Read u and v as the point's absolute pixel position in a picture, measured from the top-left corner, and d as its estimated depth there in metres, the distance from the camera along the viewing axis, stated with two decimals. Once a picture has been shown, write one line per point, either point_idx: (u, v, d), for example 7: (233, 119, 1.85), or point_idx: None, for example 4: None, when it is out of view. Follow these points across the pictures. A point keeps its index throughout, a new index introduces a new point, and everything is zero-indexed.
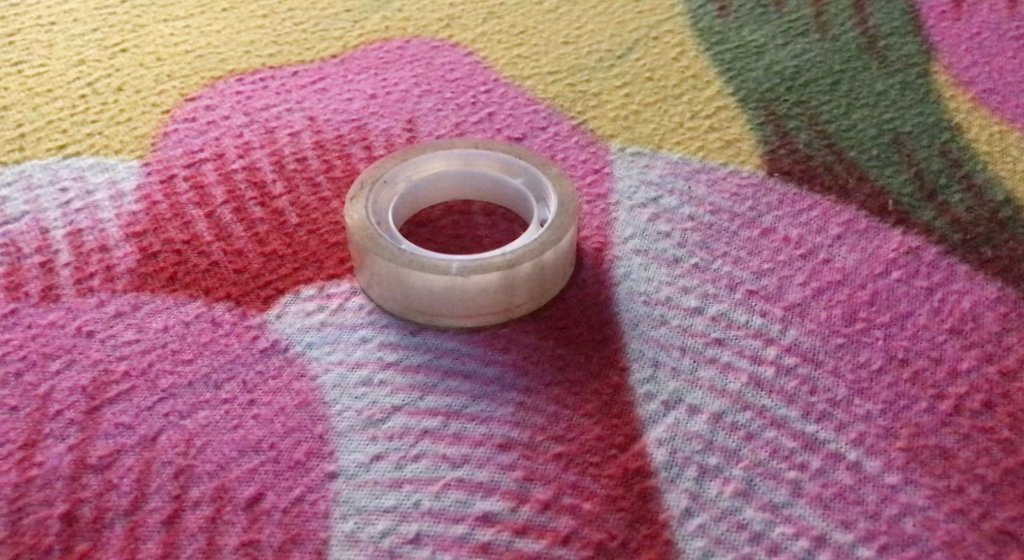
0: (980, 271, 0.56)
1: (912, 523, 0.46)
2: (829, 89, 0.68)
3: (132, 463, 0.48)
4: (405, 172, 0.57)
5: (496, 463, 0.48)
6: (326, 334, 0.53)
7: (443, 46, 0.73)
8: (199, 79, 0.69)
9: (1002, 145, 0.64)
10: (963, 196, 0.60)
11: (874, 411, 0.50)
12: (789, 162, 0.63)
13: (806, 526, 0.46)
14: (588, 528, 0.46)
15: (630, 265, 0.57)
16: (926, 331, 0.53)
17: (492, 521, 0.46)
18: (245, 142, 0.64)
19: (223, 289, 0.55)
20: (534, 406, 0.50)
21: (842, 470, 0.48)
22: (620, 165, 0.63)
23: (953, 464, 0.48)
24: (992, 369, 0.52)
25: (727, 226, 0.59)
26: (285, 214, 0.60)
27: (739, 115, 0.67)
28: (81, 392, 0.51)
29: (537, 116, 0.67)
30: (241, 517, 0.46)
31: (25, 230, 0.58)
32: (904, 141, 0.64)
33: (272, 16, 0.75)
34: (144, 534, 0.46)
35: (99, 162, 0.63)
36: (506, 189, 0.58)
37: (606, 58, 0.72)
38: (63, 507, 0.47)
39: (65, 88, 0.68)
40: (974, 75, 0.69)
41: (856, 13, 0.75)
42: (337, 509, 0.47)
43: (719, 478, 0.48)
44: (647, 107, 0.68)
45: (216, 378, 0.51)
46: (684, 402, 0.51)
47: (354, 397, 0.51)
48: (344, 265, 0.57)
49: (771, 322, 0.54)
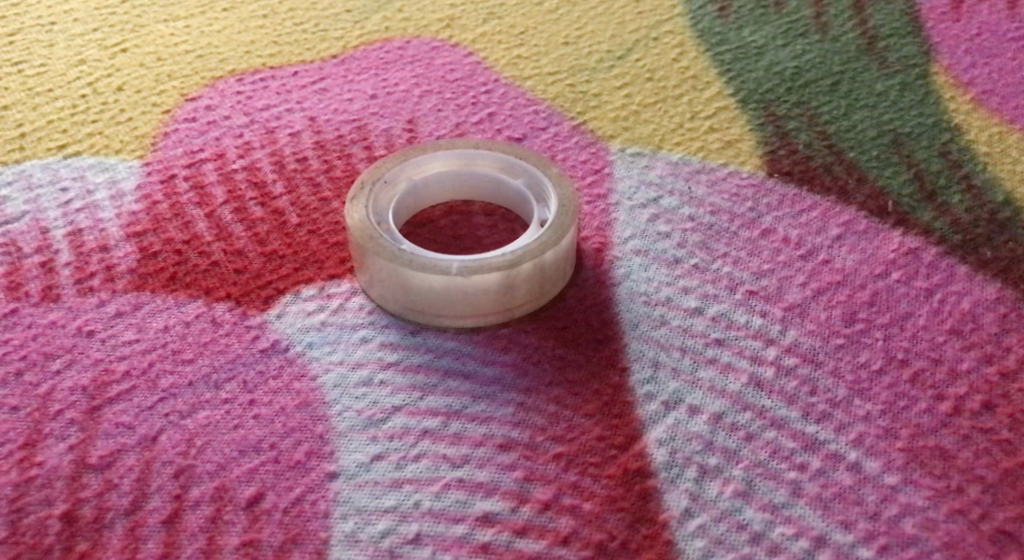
0: (979, 272, 0.56)
1: (912, 523, 0.46)
2: (829, 90, 0.68)
3: (133, 463, 0.48)
4: (406, 173, 0.57)
5: (496, 463, 0.48)
6: (326, 334, 0.53)
7: (443, 46, 0.73)
8: (199, 80, 0.69)
9: (1002, 146, 0.64)
10: (963, 197, 0.60)
11: (874, 411, 0.50)
12: (789, 163, 0.63)
13: (806, 526, 0.46)
14: (588, 528, 0.46)
15: (630, 265, 0.57)
16: (926, 332, 0.53)
17: (492, 521, 0.46)
18: (245, 142, 0.64)
19: (223, 289, 0.55)
20: (534, 407, 0.51)
21: (842, 470, 0.48)
22: (620, 166, 0.63)
23: (952, 465, 0.48)
24: (992, 370, 0.52)
25: (727, 226, 0.59)
26: (285, 214, 0.60)
27: (739, 116, 0.67)
28: (81, 392, 0.51)
29: (537, 117, 0.67)
30: (241, 517, 0.47)
31: (25, 230, 0.58)
32: (904, 142, 0.64)
33: (272, 16, 0.75)
34: (144, 533, 0.46)
35: (100, 162, 0.63)
36: (506, 190, 0.58)
37: (607, 59, 0.72)
38: (63, 507, 0.47)
39: (65, 88, 0.68)
40: (974, 76, 0.69)
41: (856, 14, 0.75)
42: (337, 509, 0.47)
43: (719, 478, 0.48)
44: (647, 108, 0.68)
45: (217, 378, 0.51)
46: (684, 402, 0.51)
47: (354, 397, 0.51)
48: (344, 264, 0.57)
49: (771, 322, 0.54)
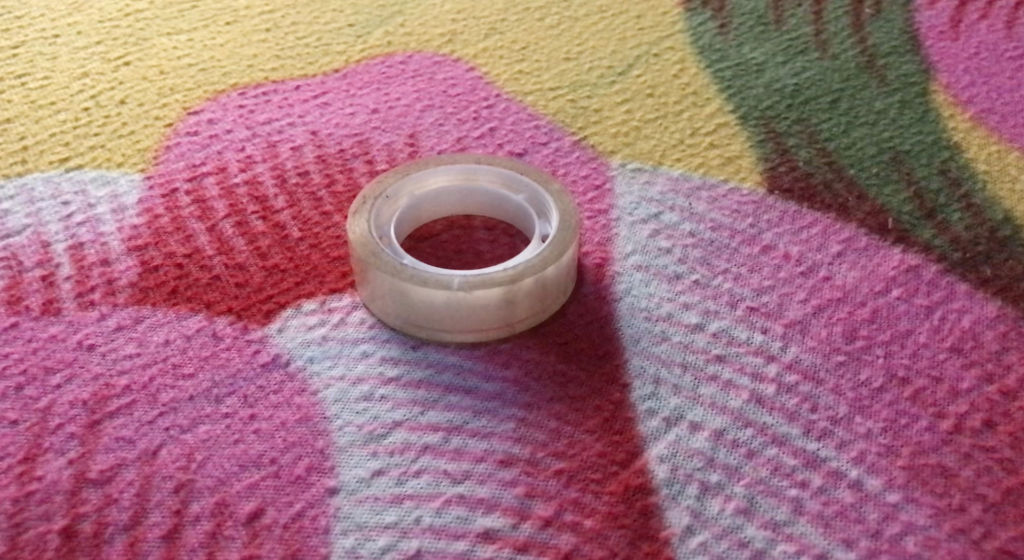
0: (979, 290, 0.56)
1: (913, 541, 0.46)
2: (829, 107, 0.69)
3: (133, 478, 0.48)
4: (408, 188, 0.57)
5: (496, 480, 0.48)
6: (327, 349, 0.53)
7: (444, 61, 0.73)
8: (202, 93, 0.69)
9: (1001, 164, 0.64)
10: (962, 214, 0.61)
11: (875, 429, 0.50)
12: (789, 180, 0.63)
13: (808, 543, 0.46)
14: (589, 545, 0.46)
15: (631, 281, 0.57)
16: (926, 349, 0.54)
17: (493, 537, 0.46)
18: (247, 156, 0.64)
19: (224, 303, 0.55)
20: (536, 423, 0.50)
21: (844, 488, 0.48)
22: (620, 182, 0.63)
23: (955, 484, 0.48)
24: (992, 389, 0.52)
25: (728, 243, 0.59)
26: (287, 228, 0.60)
27: (739, 132, 0.67)
28: (82, 406, 0.51)
29: (539, 132, 0.67)
30: (241, 532, 0.46)
31: (26, 244, 0.58)
32: (904, 160, 0.64)
33: (275, 30, 0.76)
34: (144, 549, 0.46)
35: (102, 175, 0.63)
36: (508, 205, 0.58)
37: (607, 75, 0.72)
38: (63, 522, 0.47)
39: (68, 100, 0.68)
40: (973, 95, 0.69)
41: (856, 32, 0.75)
42: (337, 524, 0.47)
43: (720, 495, 0.48)
44: (648, 124, 0.68)
45: (217, 392, 0.51)
46: (685, 419, 0.51)
47: (356, 412, 0.51)
48: (346, 279, 0.57)
49: (772, 339, 0.54)
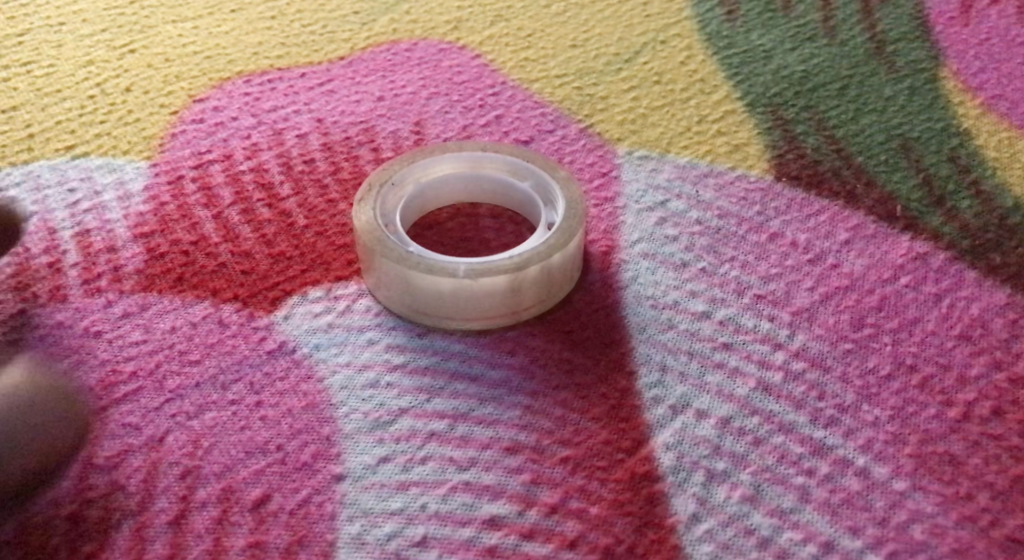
0: (988, 277, 0.56)
1: (920, 529, 0.46)
2: (837, 94, 0.68)
3: (140, 463, 0.48)
4: (414, 175, 0.57)
5: (502, 467, 0.48)
6: (333, 336, 0.53)
7: (451, 48, 0.72)
8: (207, 81, 0.69)
9: (1011, 151, 0.64)
10: (972, 201, 0.60)
11: (882, 417, 0.50)
12: (797, 167, 0.63)
13: (814, 531, 0.46)
14: (595, 532, 0.46)
15: (638, 269, 0.57)
16: (934, 337, 0.53)
17: (499, 524, 0.46)
18: (253, 143, 0.64)
19: (231, 290, 0.55)
20: (541, 410, 0.50)
21: (850, 475, 0.48)
22: (628, 169, 0.63)
23: (963, 472, 0.48)
24: (1001, 376, 0.52)
25: (735, 230, 0.59)
26: (293, 215, 0.60)
27: (746, 119, 0.67)
28: (89, 392, 0.51)
29: (544, 120, 0.67)
30: (248, 518, 0.46)
31: (33, 231, 0.58)
32: (912, 146, 0.64)
33: (281, 17, 0.75)
34: (152, 534, 0.46)
35: (107, 163, 0.63)
36: (514, 192, 0.58)
37: (615, 62, 0.72)
38: (70, 508, 0.47)
39: (74, 88, 0.68)
40: (983, 81, 0.69)
41: (865, 18, 0.75)
42: (343, 511, 0.47)
43: (726, 483, 0.48)
44: (655, 111, 0.67)
45: (223, 379, 0.51)
46: (691, 406, 0.50)
47: (361, 399, 0.51)
48: (351, 266, 0.57)
49: (779, 327, 0.54)
